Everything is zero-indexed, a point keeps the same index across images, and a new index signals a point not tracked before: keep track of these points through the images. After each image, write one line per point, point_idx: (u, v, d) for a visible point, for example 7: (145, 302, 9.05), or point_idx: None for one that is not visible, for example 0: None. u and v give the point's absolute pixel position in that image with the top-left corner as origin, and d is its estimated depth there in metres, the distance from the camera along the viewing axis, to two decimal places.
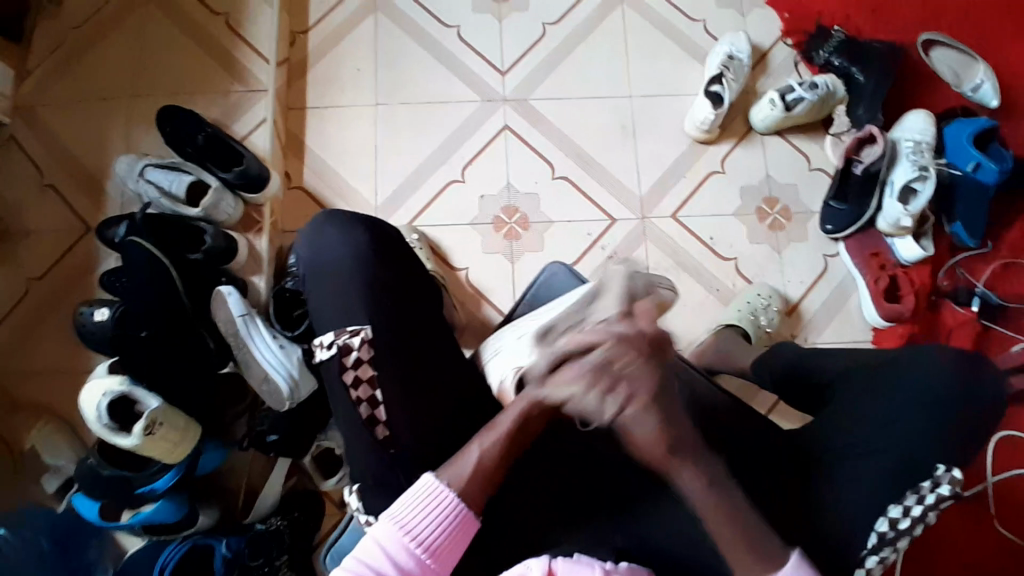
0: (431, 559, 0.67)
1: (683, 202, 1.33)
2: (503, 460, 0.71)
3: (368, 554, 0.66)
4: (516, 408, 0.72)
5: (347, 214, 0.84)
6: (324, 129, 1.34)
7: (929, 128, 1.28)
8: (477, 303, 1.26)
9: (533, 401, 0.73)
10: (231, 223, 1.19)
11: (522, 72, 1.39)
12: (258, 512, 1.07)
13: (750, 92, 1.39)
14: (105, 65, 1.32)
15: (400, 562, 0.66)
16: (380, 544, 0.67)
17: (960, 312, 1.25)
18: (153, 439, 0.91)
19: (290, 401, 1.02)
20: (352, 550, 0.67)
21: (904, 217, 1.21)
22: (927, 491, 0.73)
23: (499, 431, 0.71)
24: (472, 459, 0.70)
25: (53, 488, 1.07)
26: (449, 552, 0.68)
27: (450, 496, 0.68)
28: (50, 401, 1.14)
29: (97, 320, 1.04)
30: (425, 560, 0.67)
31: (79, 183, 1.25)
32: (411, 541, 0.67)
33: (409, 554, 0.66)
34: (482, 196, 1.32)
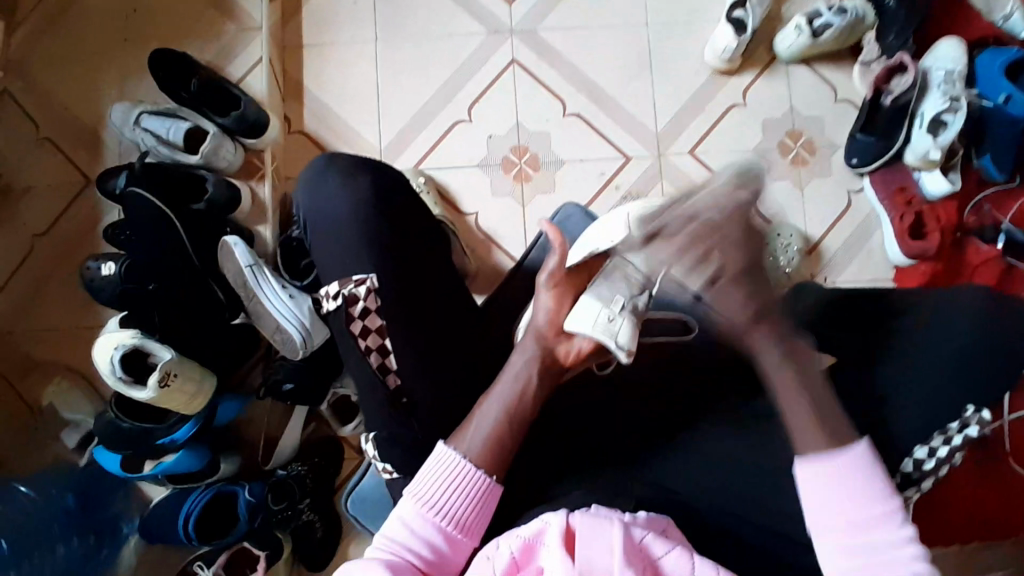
0: (461, 531, 0.67)
1: (701, 138, 1.27)
2: (519, 418, 0.71)
3: (396, 533, 0.67)
4: (519, 368, 0.74)
5: (349, 158, 0.80)
6: (322, 69, 1.28)
7: (962, 56, 1.20)
8: (488, 249, 1.23)
9: (531, 360, 0.74)
10: (232, 170, 1.15)
11: (530, 2, 1.30)
12: (279, 457, 1.08)
13: (775, 18, 1.30)
14: (90, 8, 1.25)
15: (424, 533, 0.67)
16: (405, 522, 0.67)
17: (984, 249, 1.20)
18: (169, 391, 0.91)
19: (303, 350, 1.01)
20: (381, 529, 0.68)
21: (933, 150, 1.16)
22: (955, 432, 0.70)
23: (511, 396, 0.71)
24: (488, 422, 0.70)
25: (74, 443, 1.09)
26: (475, 520, 0.68)
27: (467, 464, 0.68)
28: (65, 357, 1.14)
29: (104, 274, 1.01)
30: (454, 533, 0.67)
31: (74, 134, 1.21)
32: (437, 517, 0.67)
33: (437, 529, 0.67)
34: (491, 136, 1.26)
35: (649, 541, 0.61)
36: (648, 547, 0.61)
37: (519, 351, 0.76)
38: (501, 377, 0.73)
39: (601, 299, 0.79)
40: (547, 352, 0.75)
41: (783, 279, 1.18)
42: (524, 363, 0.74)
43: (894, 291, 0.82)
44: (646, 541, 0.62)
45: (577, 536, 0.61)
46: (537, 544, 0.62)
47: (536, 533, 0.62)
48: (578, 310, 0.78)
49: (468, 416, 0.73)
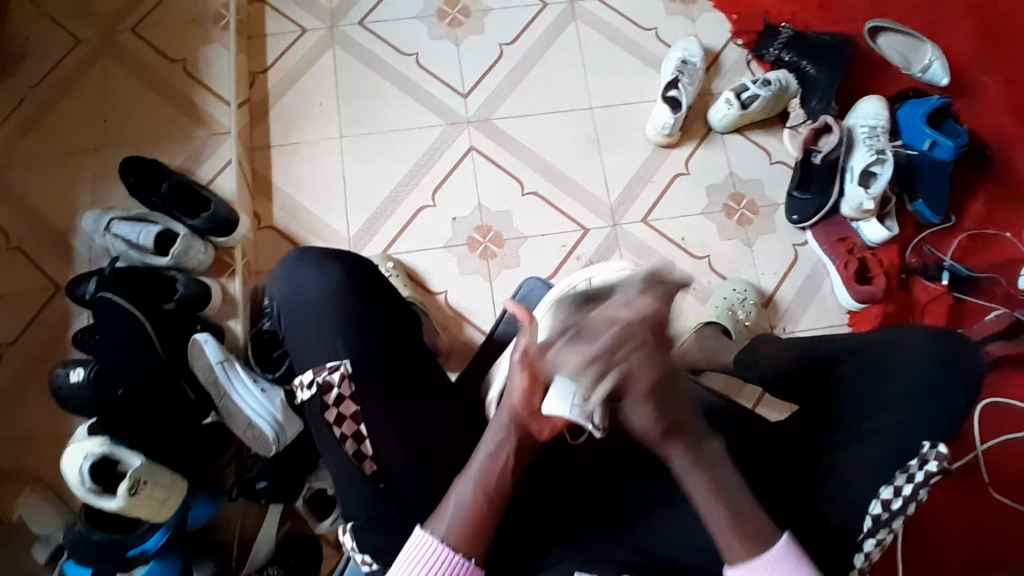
0: None
1: (653, 206, 1.35)
2: (488, 508, 0.70)
3: None
4: (496, 439, 0.73)
5: (320, 250, 0.84)
6: (291, 166, 1.34)
7: (882, 112, 1.32)
8: (460, 325, 1.26)
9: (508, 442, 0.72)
10: (203, 269, 1.18)
11: (483, 94, 1.40)
12: (254, 564, 1.03)
13: (707, 93, 1.42)
14: (61, 122, 1.31)
15: None
16: None
17: (931, 287, 1.28)
18: (140, 498, 0.88)
19: (276, 445, 1.00)
20: None
21: (866, 201, 1.25)
22: (916, 469, 0.72)
23: (482, 464, 0.71)
24: (454, 505, 0.69)
25: (44, 558, 1.02)
26: None
27: (439, 543, 0.68)
28: (30, 469, 1.10)
29: (73, 382, 1.01)
30: None
31: (45, 243, 1.23)
32: None
33: None
34: (455, 218, 1.32)
35: None
36: None
37: (489, 434, 0.73)
38: (474, 455, 0.72)
39: (573, 379, 0.68)
40: (522, 429, 0.73)
41: (744, 331, 1.22)
42: (499, 441, 0.72)
43: (847, 335, 0.86)
44: None
45: None
46: None
47: None
48: (551, 394, 0.69)
49: (442, 499, 0.72)
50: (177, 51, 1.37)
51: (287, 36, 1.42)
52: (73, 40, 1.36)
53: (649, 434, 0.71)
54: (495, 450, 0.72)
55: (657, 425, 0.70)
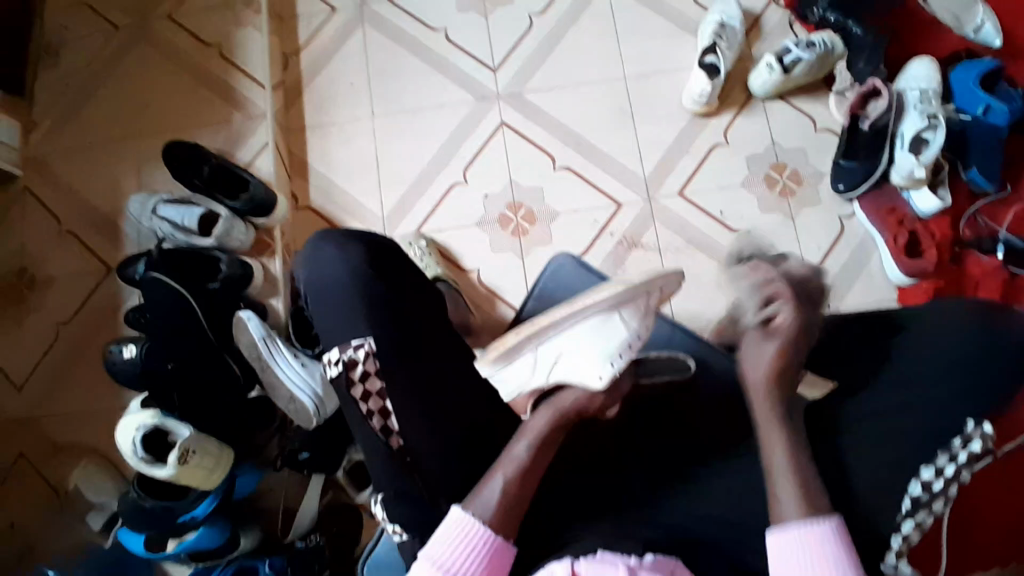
0: None
1: (689, 178, 1.31)
2: (526, 489, 0.71)
3: None
4: (541, 417, 0.76)
5: (341, 232, 0.84)
6: (323, 147, 1.36)
7: (935, 74, 1.24)
8: (492, 302, 1.27)
9: (551, 420, 0.76)
10: (245, 249, 1.21)
11: (513, 67, 1.38)
12: (297, 531, 1.08)
13: (747, 59, 1.36)
14: (106, 108, 1.35)
15: None
16: None
17: (986, 260, 1.21)
18: (189, 468, 0.93)
19: (317, 417, 1.04)
20: None
21: (917, 168, 1.18)
22: (959, 449, 0.70)
23: (515, 463, 0.72)
24: (497, 490, 0.71)
25: (99, 525, 1.12)
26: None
27: (482, 528, 0.69)
28: (91, 440, 1.17)
29: (126, 357, 1.06)
30: None
31: (95, 227, 1.29)
32: None
33: None
34: (486, 195, 1.32)
35: None
36: None
37: (524, 434, 0.74)
38: (518, 444, 0.74)
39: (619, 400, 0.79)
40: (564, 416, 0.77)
41: None
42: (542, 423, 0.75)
43: (891, 312, 0.82)
44: None
45: None
46: None
47: None
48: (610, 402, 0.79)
49: (479, 483, 0.74)
50: (211, 35, 1.40)
51: (317, 15, 1.42)
52: (113, 28, 1.40)
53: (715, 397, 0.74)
54: (528, 447, 0.73)
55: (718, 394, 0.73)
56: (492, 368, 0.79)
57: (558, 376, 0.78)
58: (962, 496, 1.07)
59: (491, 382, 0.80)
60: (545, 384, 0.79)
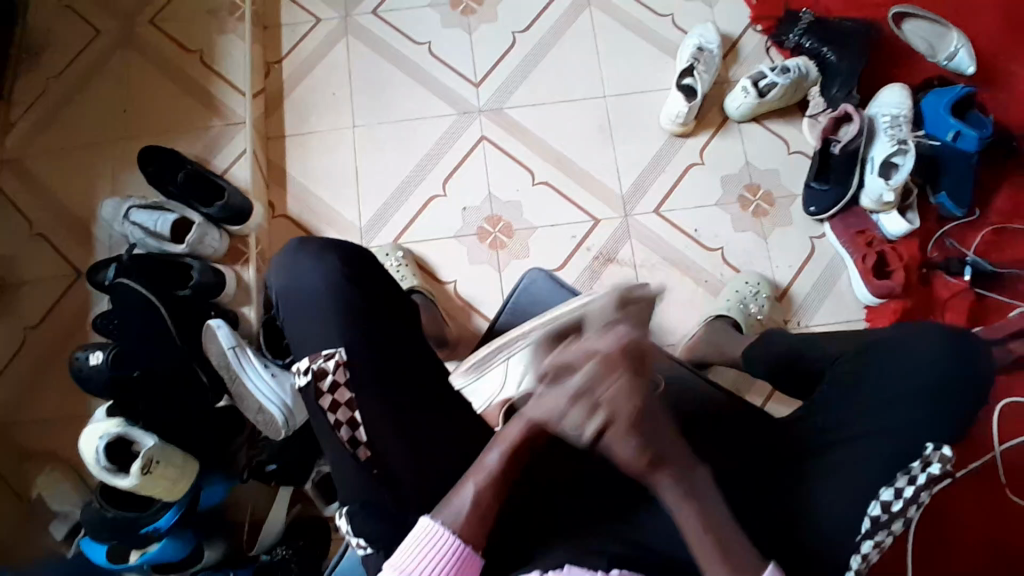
0: None
1: (665, 196, 1.33)
2: (496, 501, 0.71)
3: None
4: (517, 427, 0.73)
5: (318, 241, 0.84)
6: (303, 156, 1.35)
7: (906, 101, 1.28)
8: (468, 314, 1.27)
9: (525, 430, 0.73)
10: (218, 256, 1.20)
11: (495, 83, 1.39)
12: (263, 544, 1.06)
13: (724, 82, 1.39)
14: (84, 112, 1.34)
15: None
16: None
17: (953, 282, 1.24)
18: (153, 477, 0.91)
19: (285, 429, 1.03)
20: None
21: (886, 193, 1.22)
22: (918, 471, 0.70)
23: (486, 472, 0.71)
24: (468, 499, 0.70)
25: (61, 534, 1.06)
26: None
27: (451, 536, 0.68)
28: (54, 448, 1.15)
29: (92, 364, 1.01)
30: None
31: (68, 230, 1.27)
32: None
33: None
34: (465, 208, 1.32)
35: None
36: None
37: (497, 443, 0.73)
38: (488, 454, 0.73)
39: None
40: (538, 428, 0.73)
41: (756, 326, 1.21)
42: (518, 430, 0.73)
43: (856, 333, 0.84)
44: None
45: None
46: None
47: None
48: None
49: (449, 493, 0.73)
50: (194, 41, 1.39)
51: (302, 25, 1.43)
52: (94, 32, 1.39)
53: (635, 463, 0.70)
54: (501, 456, 0.72)
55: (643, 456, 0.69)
56: (464, 381, 0.88)
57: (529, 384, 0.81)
58: (924, 514, 1.10)
59: (464, 395, 0.86)
60: (515, 395, 0.83)
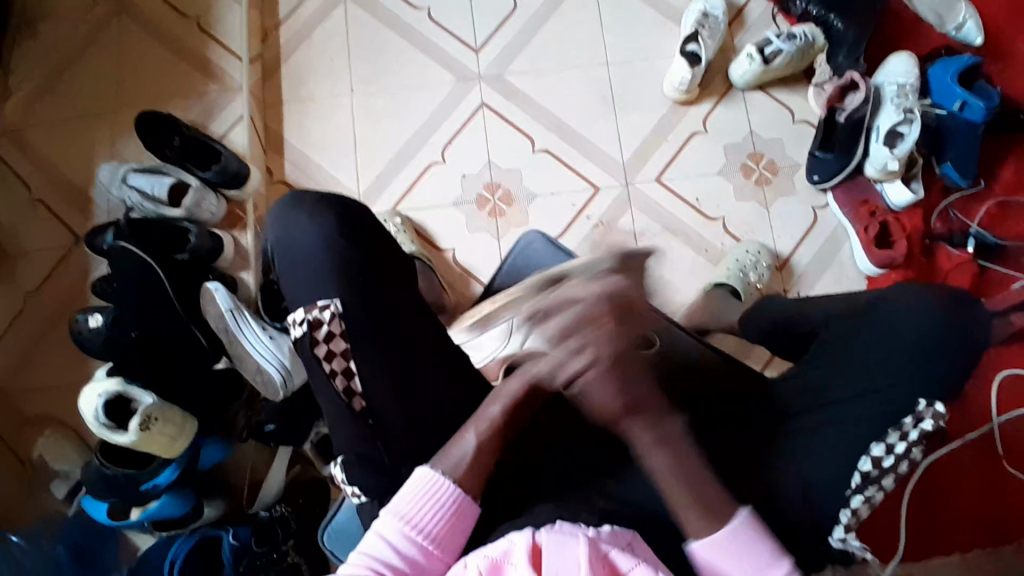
0: (436, 547, 0.67)
1: (667, 164, 1.32)
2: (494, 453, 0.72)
3: (373, 548, 0.66)
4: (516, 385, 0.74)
5: (313, 196, 0.84)
6: (301, 122, 1.34)
7: (914, 70, 1.25)
8: (466, 282, 1.26)
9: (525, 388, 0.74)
10: (215, 221, 1.20)
11: (495, 49, 1.37)
12: (262, 502, 1.08)
13: (728, 49, 1.37)
14: (81, 77, 1.33)
15: (404, 551, 0.66)
16: (383, 537, 0.66)
17: (956, 253, 1.23)
18: (150, 434, 0.92)
19: (284, 390, 1.03)
20: (357, 548, 0.67)
21: (891, 161, 1.20)
22: (910, 427, 0.70)
23: (488, 420, 0.72)
24: (468, 447, 0.71)
25: (63, 494, 1.10)
26: (452, 538, 0.68)
27: (451, 484, 0.69)
28: (57, 411, 1.16)
29: (92, 326, 1.05)
30: (429, 548, 0.67)
31: (67, 196, 1.27)
32: (413, 530, 0.67)
33: (411, 541, 0.66)
34: (464, 175, 1.31)
35: (616, 557, 0.61)
36: (615, 563, 0.61)
37: (497, 397, 0.73)
38: (493, 402, 0.73)
39: None
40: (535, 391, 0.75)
41: (755, 294, 1.20)
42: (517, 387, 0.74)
43: (854, 296, 0.83)
44: (612, 556, 0.61)
45: (543, 554, 0.60)
46: (503, 564, 0.60)
47: (503, 553, 0.61)
48: None
49: (448, 442, 0.74)
50: (191, 5, 1.37)
51: None
52: None
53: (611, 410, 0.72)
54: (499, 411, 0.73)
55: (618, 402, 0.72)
56: (466, 338, 0.89)
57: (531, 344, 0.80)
58: (921, 484, 1.10)
59: (465, 350, 0.89)
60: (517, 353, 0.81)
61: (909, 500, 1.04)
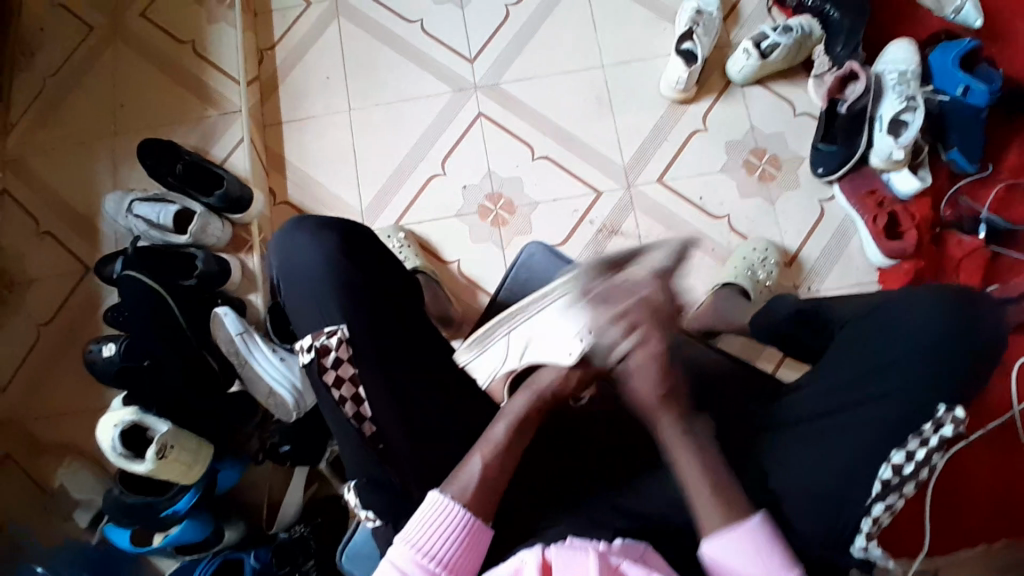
0: (450, 572, 0.67)
1: (668, 164, 1.31)
2: (505, 471, 0.72)
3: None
4: (516, 406, 0.76)
5: (315, 218, 0.84)
6: (300, 142, 1.35)
7: (913, 56, 1.23)
8: (472, 293, 1.27)
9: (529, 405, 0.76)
10: (221, 245, 1.21)
11: (490, 58, 1.37)
12: (281, 522, 1.09)
13: (725, 45, 1.36)
14: (82, 109, 1.34)
15: None
16: (395, 564, 0.66)
17: (967, 241, 1.21)
18: (167, 462, 0.93)
19: (296, 412, 1.05)
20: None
21: (896, 150, 1.19)
22: (930, 433, 0.69)
23: (492, 444, 0.73)
24: (477, 469, 0.71)
25: (86, 521, 1.11)
26: (465, 562, 0.68)
27: (461, 508, 0.69)
28: (74, 440, 1.17)
29: (105, 355, 1.07)
30: (444, 574, 0.67)
31: (73, 227, 1.28)
32: (426, 558, 0.66)
33: (425, 570, 0.66)
34: (465, 186, 1.31)
35: (626, 567, 0.60)
36: None
37: (502, 417, 0.75)
38: (495, 426, 0.74)
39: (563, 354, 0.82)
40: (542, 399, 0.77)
41: (763, 291, 1.19)
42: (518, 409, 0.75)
43: (862, 294, 0.82)
44: (622, 568, 0.60)
45: (555, 569, 0.60)
46: None
47: (514, 574, 0.61)
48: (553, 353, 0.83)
49: (457, 466, 0.74)
50: (186, 32, 1.39)
51: (293, 9, 1.42)
52: (88, 29, 1.39)
53: (648, 399, 0.76)
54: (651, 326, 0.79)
55: (658, 388, 0.76)
56: (469, 357, 0.85)
57: (531, 357, 0.84)
58: (942, 477, 1.08)
59: (468, 370, 0.85)
60: (519, 366, 0.84)
61: (929, 496, 1.03)
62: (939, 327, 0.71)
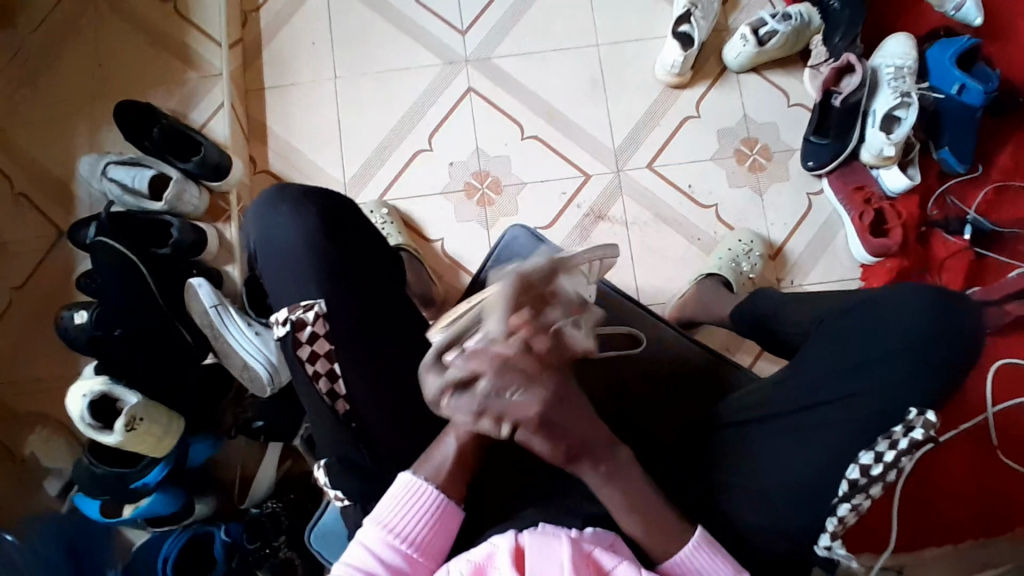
0: (421, 555, 0.67)
1: (659, 151, 1.29)
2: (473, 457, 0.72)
3: (355, 559, 0.65)
4: None
5: (295, 189, 0.81)
6: (283, 110, 1.31)
7: (910, 51, 1.22)
8: (454, 273, 1.25)
9: None
10: (198, 213, 1.19)
11: (482, 31, 1.33)
12: (254, 497, 1.08)
13: (722, 29, 1.33)
14: (57, 67, 1.29)
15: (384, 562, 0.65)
16: (367, 547, 0.66)
17: (952, 241, 1.21)
18: (137, 434, 0.92)
19: (271, 386, 1.03)
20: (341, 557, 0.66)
21: (887, 146, 1.17)
22: (900, 435, 0.68)
23: None
24: (450, 453, 0.70)
25: (55, 491, 1.11)
26: (434, 545, 0.68)
27: (434, 490, 0.69)
28: (46, 408, 1.16)
29: (77, 323, 1.04)
30: (414, 556, 0.67)
31: (47, 189, 1.24)
32: (398, 539, 0.66)
33: (396, 553, 0.66)
34: (452, 163, 1.29)
35: (598, 555, 0.61)
36: (598, 561, 0.61)
37: None
38: None
39: None
40: None
41: (747, 284, 1.19)
42: None
43: (843, 293, 0.81)
44: (594, 555, 0.61)
45: (526, 555, 0.60)
46: (487, 567, 0.60)
47: (486, 558, 0.60)
48: None
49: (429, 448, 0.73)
50: None
51: None
52: None
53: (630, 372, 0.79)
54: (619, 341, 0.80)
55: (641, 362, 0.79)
56: None
57: None
58: (912, 475, 1.10)
59: None
60: None
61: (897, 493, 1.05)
62: (917, 329, 0.72)
